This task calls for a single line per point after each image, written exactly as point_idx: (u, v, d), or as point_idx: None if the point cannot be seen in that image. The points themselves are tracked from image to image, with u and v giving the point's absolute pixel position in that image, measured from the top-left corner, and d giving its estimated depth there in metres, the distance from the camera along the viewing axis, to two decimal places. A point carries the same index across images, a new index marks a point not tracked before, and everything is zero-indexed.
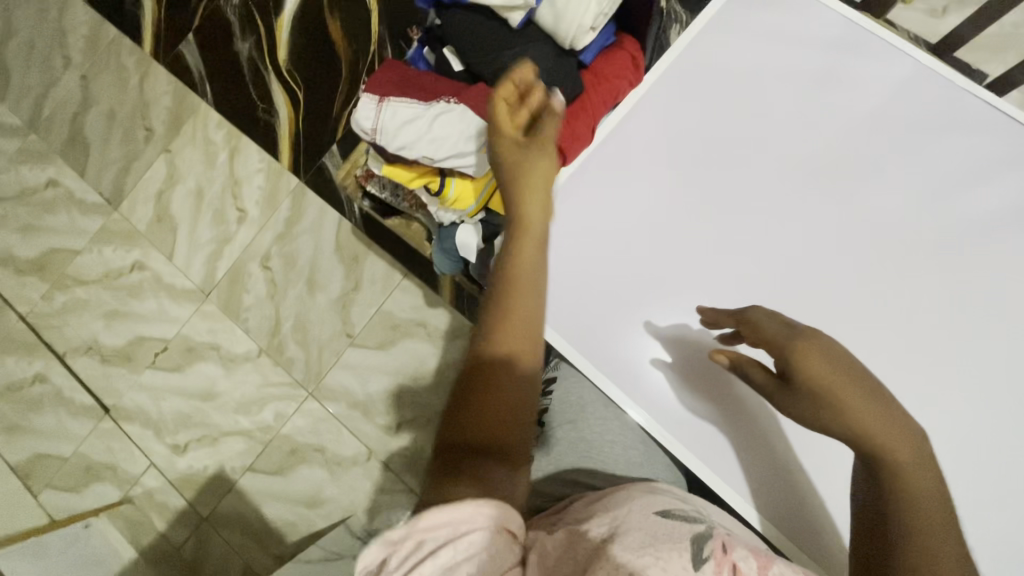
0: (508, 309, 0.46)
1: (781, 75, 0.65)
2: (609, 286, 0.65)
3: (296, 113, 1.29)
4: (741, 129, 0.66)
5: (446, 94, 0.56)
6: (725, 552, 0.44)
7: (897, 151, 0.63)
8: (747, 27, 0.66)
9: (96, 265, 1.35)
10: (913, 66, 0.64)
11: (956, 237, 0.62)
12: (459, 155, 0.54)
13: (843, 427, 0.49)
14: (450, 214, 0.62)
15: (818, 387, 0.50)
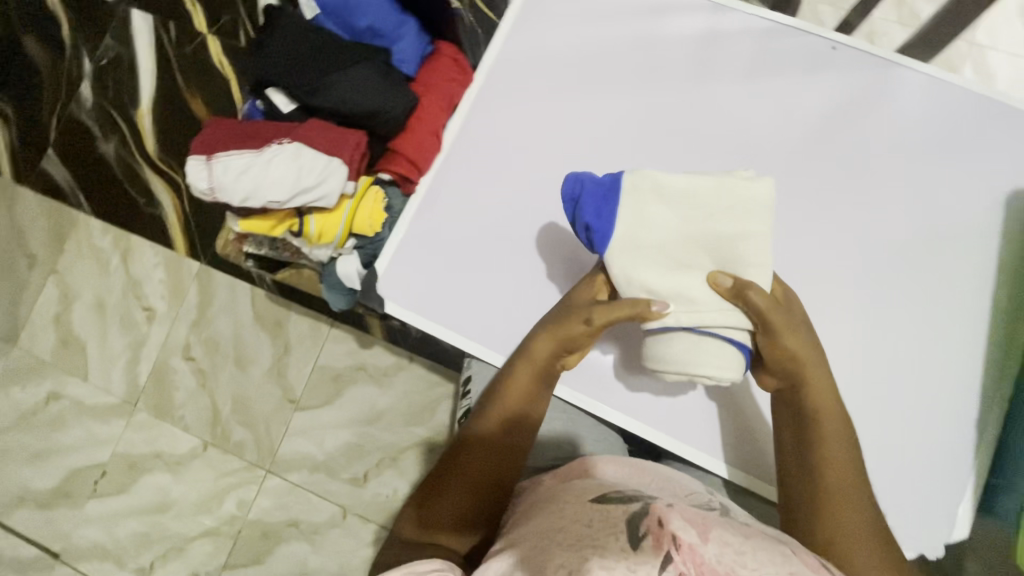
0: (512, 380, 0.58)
1: (596, 42, 0.70)
2: (496, 282, 0.64)
3: (179, 198, 1.26)
4: (575, 97, 0.68)
5: (278, 137, 0.57)
6: (662, 524, 0.42)
7: (717, 81, 0.67)
8: (554, 9, 0.71)
9: (8, 410, 1.27)
10: (707, 5, 0.69)
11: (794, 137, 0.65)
12: (302, 193, 0.55)
13: (796, 342, 0.53)
14: (323, 251, 0.65)
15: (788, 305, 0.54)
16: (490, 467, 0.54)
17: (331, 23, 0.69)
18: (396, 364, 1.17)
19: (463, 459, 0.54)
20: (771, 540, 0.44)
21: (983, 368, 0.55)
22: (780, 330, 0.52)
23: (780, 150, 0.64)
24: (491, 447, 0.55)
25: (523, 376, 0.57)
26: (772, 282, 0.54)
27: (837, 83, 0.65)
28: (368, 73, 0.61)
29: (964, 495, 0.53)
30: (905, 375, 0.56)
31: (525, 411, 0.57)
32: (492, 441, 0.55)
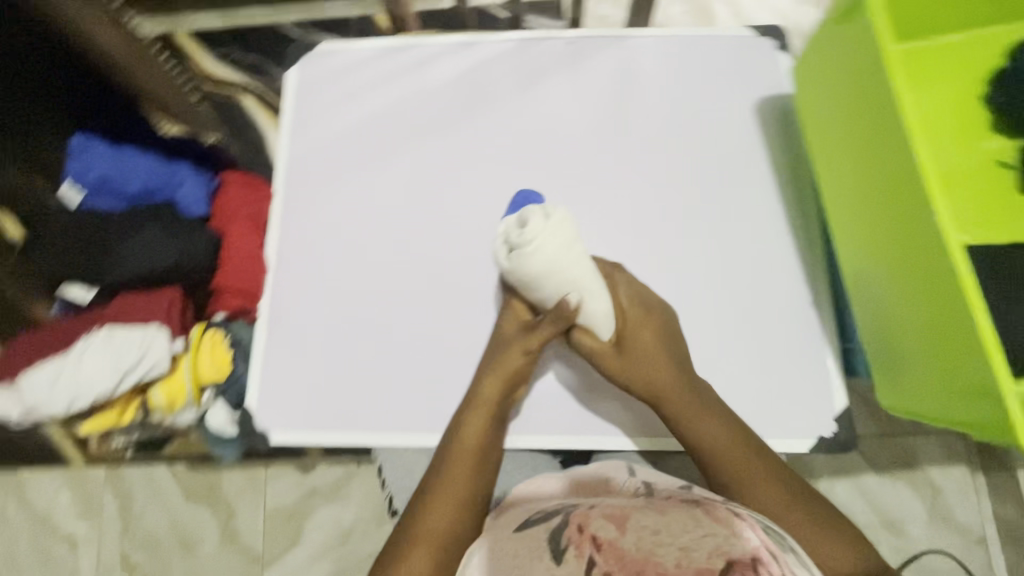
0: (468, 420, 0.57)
1: (371, 115, 0.72)
2: (368, 370, 0.64)
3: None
4: (373, 170, 0.70)
5: (92, 327, 0.63)
6: (581, 530, 0.41)
7: (491, 106, 0.71)
8: (323, 102, 0.73)
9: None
10: (455, 47, 0.74)
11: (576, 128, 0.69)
12: (126, 371, 0.61)
13: (655, 384, 0.56)
14: (186, 413, 0.65)
15: (638, 349, 0.57)
16: (455, 504, 0.51)
17: (100, 200, 0.70)
18: (346, 474, 1.13)
19: (432, 517, 0.49)
20: (684, 507, 0.44)
21: (799, 257, 0.62)
22: (635, 379, 0.56)
23: (568, 143, 0.69)
24: (458, 485, 0.52)
25: (474, 418, 0.57)
26: (617, 329, 0.57)
27: (589, 71, 0.71)
28: (149, 237, 0.65)
29: (826, 372, 0.58)
30: (744, 291, 0.61)
31: (487, 449, 0.56)
32: (458, 478, 0.53)
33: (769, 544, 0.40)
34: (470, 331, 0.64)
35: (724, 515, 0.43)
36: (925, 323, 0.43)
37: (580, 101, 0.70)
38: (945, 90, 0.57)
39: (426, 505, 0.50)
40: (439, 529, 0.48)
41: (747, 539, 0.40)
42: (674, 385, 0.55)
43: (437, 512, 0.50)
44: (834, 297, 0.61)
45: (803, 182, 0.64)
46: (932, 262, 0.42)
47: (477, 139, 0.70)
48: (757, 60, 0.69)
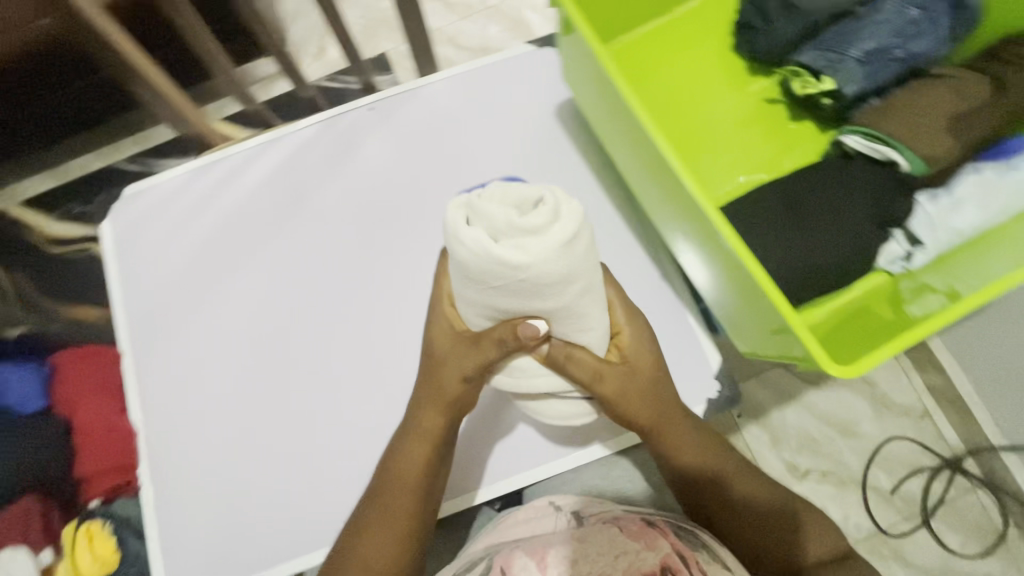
0: (405, 451, 0.56)
1: (197, 241, 0.70)
2: (270, 501, 0.61)
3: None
4: (216, 296, 0.68)
5: None
6: None
7: (314, 194, 0.71)
8: (145, 244, 0.70)
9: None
10: (262, 147, 0.73)
11: (399, 191, 0.71)
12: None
13: (648, 411, 0.55)
14: None
15: (632, 367, 0.54)
16: (385, 546, 0.54)
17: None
18: None
19: (377, 547, 0.54)
20: (601, 529, 0.55)
21: (635, 239, 0.65)
22: (629, 410, 0.54)
23: (398, 208, 0.70)
24: (387, 524, 0.55)
25: (415, 448, 0.56)
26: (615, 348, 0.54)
27: (397, 131, 0.73)
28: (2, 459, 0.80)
29: (692, 336, 0.61)
30: None
31: (423, 476, 0.55)
32: (393, 513, 0.55)
33: (678, 548, 0.51)
34: (358, 423, 0.63)
35: (640, 531, 0.54)
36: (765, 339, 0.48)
37: (397, 163, 0.72)
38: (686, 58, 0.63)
39: (363, 536, 0.55)
40: (381, 559, 0.54)
41: (658, 550, 0.51)
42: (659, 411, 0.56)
43: (378, 543, 0.54)
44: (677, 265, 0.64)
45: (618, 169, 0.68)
46: (710, 227, 0.45)
47: (312, 231, 0.70)
48: (544, 70, 0.72)
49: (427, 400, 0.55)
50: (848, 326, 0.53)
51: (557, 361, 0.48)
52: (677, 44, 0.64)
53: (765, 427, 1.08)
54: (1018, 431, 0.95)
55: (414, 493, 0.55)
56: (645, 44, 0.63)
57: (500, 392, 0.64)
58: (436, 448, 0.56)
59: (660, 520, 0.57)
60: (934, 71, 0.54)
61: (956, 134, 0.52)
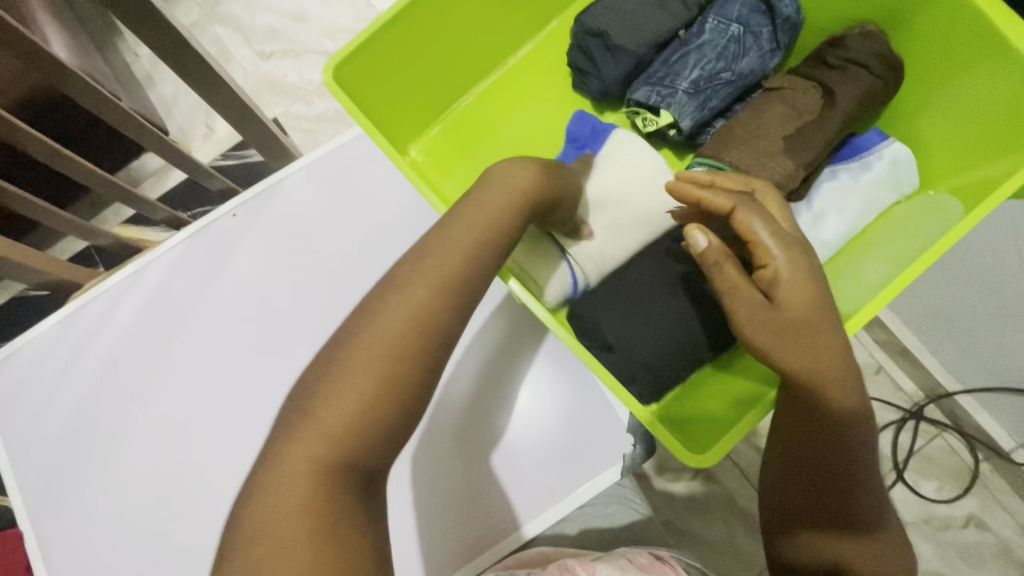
0: (464, 218, 0.47)
1: (77, 396, 0.67)
2: None
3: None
4: (109, 450, 0.65)
5: None
6: None
7: (189, 319, 0.68)
8: (22, 411, 0.67)
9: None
10: (127, 279, 0.70)
11: (275, 298, 0.68)
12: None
13: (813, 360, 0.46)
14: None
15: (795, 316, 0.46)
16: (405, 354, 0.40)
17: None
18: None
19: (342, 397, 0.39)
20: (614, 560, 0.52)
21: None
22: (769, 349, 0.46)
23: (279, 316, 0.68)
24: (391, 325, 0.41)
25: (403, 311, 0.41)
26: (779, 274, 0.46)
27: (262, 233, 0.69)
28: None
29: (602, 402, 0.65)
30: None
31: (467, 257, 0.44)
32: (391, 325, 0.41)
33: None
34: None
35: (651, 564, 0.52)
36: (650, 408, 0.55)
37: (267, 271, 0.69)
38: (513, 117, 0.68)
39: (336, 373, 0.40)
40: (364, 388, 0.39)
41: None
42: (836, 358, 0.46)
43: (351, 387, 0.39)
44: None
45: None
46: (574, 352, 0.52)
47: (195, 359, 0.67)
48: None
49: (497, 194, 0.49)
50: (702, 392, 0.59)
51: (706, 264, 0.48)
52: (506, 104, 0.68)
53: None
54: (969, 374, 0.95)
55: (448, 280, 0.43)
56: (474, 112, 0.68)
57: (460, 420, 0.65)
58: (488, 236, 0.46)
59: (670, 557, 0.55)
60: (767, 83, 0.56)
61: (794, 154, 0.53)
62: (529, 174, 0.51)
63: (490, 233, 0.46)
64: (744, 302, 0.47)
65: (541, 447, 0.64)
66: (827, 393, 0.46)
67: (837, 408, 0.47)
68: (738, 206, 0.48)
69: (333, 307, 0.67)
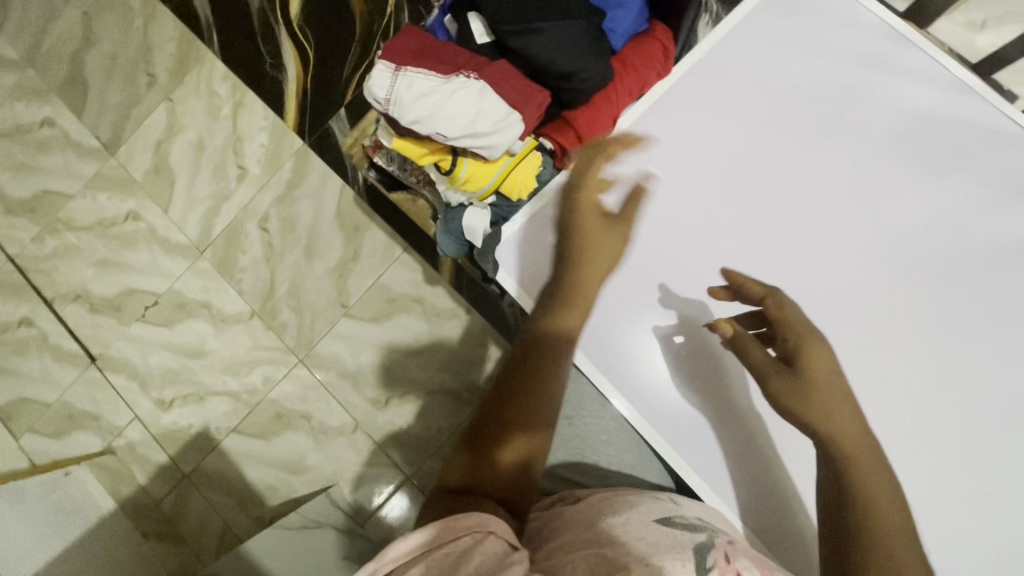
0: (587, 239, 0.55)
1: (810, 83, 0.64)
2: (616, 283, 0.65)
3: (306, 44, 1.24)
4: (768, 133, 0.64)
5: (466, 69, 0.62)
6: (729, 562, 0.47)
7: (923, 170, 0.63)
8: (780, 30, 0.64)
9: (62, 175, 1.34)
10: (952, 81, 0.63)
11: (969, 263, 0.62)
12: (475, 133, 0.61)
13: (877, 488, 0.50)
14: (458, 196, 0.70)
15: (814, 395, 0.53)
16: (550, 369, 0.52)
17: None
18: (453, 312, 1.16)
19: (560, 318, 0.54)
20: None
21: None
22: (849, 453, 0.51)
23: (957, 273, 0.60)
24: (550, 316, 0.55)
25: (608, 249, 0.55)
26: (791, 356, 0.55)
27: None
28: (574, 28, 0.61)
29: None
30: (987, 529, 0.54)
31: (583, 301, 0.55)
32: (537, 353, 0.53)
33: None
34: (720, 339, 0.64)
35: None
36: None
37: (995, 247, 0.61)
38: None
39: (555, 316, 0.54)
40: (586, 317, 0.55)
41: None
42: (862, 453, 0.52)
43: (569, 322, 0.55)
44: None
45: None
46: None
47: (882, 192, 0.63)
48: None
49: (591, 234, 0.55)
50: None
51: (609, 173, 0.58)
52: None
53: None
54: None
55: (581, 299, 0.55)
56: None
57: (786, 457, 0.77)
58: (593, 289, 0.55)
59: None
60: None
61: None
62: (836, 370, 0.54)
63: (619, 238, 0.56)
64: (782, 385, 0.54)
65: (699, 385, 0.63)
66: (856, 473, 0.50)
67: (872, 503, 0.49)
68: (770, 298, 0.56)
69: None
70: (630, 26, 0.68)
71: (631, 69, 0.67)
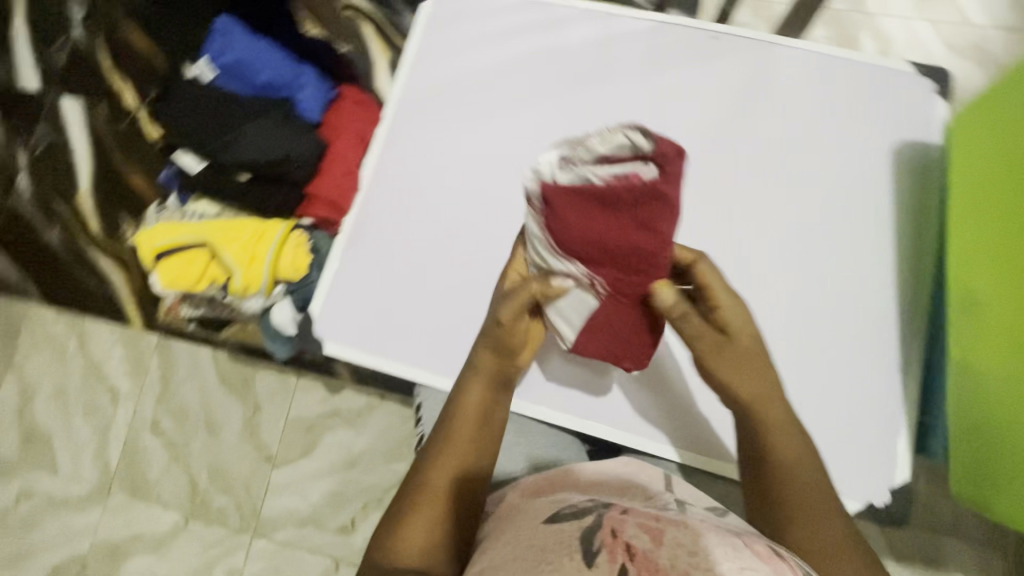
0: (471, 382, 0.56)
1: (493, 66, 0.72)
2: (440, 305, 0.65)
3: (117, 249, 1.26)
4: (485, 118, 0.71)
5: (599, 270, 0.48)
6: (616, 536, 0.40)
7: (616, 85, 0.71)
8: (447, 41, 0.73)
9: None
10: (593, 12, 0.73)
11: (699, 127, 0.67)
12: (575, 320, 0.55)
13: (794, 448, 0.48)
14: (254, 303, 0.68)
15: (741, 342, 0.52)
16: (440, 467, 0.52)
17: (226, 80, 0.73)
18: (368, 404, 1.16)
19: (451, 439, 0.54)
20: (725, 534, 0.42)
21: (898, 315, 0.58)
22: (766, 416, 0.50)
23: (688, 140, 0.67)
24: (461, 440, 0.53)
25: (478, 381, 0.56)
26: (726, 320, 0.52)
27: (732, 66, 0.69)
28: (266, 123, 0.68)
29: (891, 433, 0.55)
30: (821, 322, 0.58)
31: (489, 421, 0.55)
32: (465, 465, 0.53)
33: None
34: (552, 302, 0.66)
35: (771, 552, 0.42)
36: None
37: (706, 106, 0.68)
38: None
39: (426, 467, 0.52)
40: (452, 461, 0.52)
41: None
42: (785, 420, 0.50)
43: (448, 456, 0.52)
44: (926, 363, 0.57)
45: (923, 252, 0.59)
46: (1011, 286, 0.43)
47: (594, 112, 0.70)
48: (907, 102, 0.64)
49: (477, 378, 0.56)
50: None
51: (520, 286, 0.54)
52: None
53: None
54: None
55: (476, 420, 0.55)
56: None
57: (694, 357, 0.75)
58: (487, 417, 0.55)
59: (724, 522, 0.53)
60: None
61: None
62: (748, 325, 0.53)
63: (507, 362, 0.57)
64: (694, 332, 0.52)
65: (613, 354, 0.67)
66: (772, 436, 0.49)
67: (786, 442, 0.49)
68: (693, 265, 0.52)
69: (729, 174, 0.65)
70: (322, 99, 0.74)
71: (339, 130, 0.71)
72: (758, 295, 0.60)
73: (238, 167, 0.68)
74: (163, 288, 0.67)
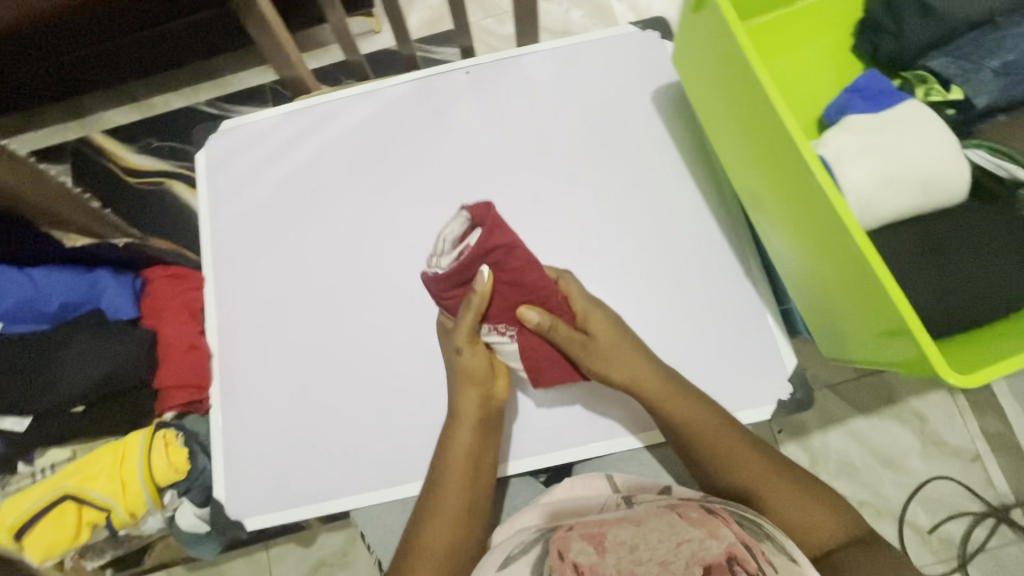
0: (458, 431, 0.58)
1: (286, 182, 0.73)
2: (339, 424, 0.64)
3: None
4: (300, 233, 0.71)
5: (504, 320, 0.54)
6: (562, 558, 0.43)
7: (404, 147, 0.73)
8: (234, 178, 0.74)
9: None
10: (353, 96, 0.76)
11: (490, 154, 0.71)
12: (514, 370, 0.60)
13: (677, 408, 0.55)
14: (153, 520, 0.67)
15: (602, 338, 0.56)
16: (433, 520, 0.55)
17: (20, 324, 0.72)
18: (350, 537, 1.10)
19: (443, 489, 0.56)
20: (663, 514, 0.48)
21: (721, 228, 0.63)
22: (651, 393, 0.56)
23: (486, 171, 0.71)
24: (451, 487, 0.56)
25: (461, 430, 0.58)
26: (591, 326, 0.56)
27: (491, 89, 0.74)
28: (81, 344, 0.67)
29: (765, 330, 0.60)
30: (666, 270, 0.63)
31: (476, 464, 0.58)
32: (451, 505, 0.55)
33: (744, 538, 0.44)
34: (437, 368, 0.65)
35: (701, 517, 0.47)
36: (854, 301, 0.43)
37: (487, 133, 0.72)
38: (812, 47, 0.59)
39: (428, 520, 0.55)
40: (453, 511, 0.55)
41: (721, 539, 0.44)
42: (668, 385, 0.56)
43: (438, 510, 0.55)
44: (758, 261, 0.63)
45: (715, 173, 0.66)
46: (765, 183, 0.49)
47: (395, 181, 0.72)
48: (643, 51, 0.72)
49: (463, 426, 0.58)
50: (867, 299, 0.42)
51: (545, 330, 0.54)
52: None
53: (805, 447, 1.06)
54: None
55: (467, 467, 0.57)
56: (781, 23, 0.58)
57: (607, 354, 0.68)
58: (477, 461, 0.58)
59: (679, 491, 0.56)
60: None
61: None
62: (613, 330, 0.57)
63: (488, 410, 0.59)
64: (581, 352, 0.55)
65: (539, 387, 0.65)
66: (663, 405, 0.56)
67: (674, 405, 0.55)
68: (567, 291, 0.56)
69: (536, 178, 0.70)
70: (128, 294, 0.75)
71: (163, 313, 0.72)
72: (606, 269, 0.64)
73: (74, 397, 0.67)
74: (43, 561, 0.64)
